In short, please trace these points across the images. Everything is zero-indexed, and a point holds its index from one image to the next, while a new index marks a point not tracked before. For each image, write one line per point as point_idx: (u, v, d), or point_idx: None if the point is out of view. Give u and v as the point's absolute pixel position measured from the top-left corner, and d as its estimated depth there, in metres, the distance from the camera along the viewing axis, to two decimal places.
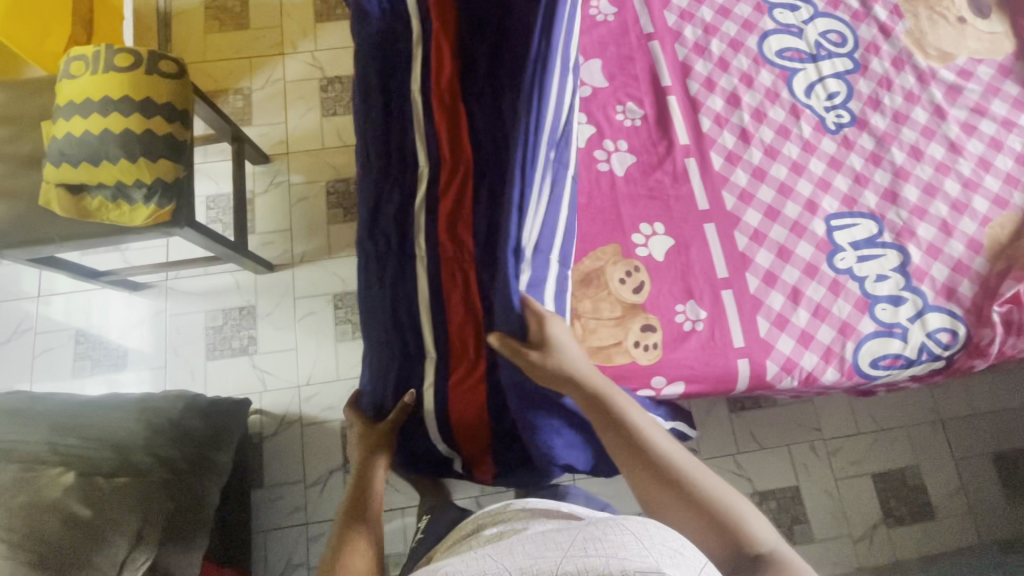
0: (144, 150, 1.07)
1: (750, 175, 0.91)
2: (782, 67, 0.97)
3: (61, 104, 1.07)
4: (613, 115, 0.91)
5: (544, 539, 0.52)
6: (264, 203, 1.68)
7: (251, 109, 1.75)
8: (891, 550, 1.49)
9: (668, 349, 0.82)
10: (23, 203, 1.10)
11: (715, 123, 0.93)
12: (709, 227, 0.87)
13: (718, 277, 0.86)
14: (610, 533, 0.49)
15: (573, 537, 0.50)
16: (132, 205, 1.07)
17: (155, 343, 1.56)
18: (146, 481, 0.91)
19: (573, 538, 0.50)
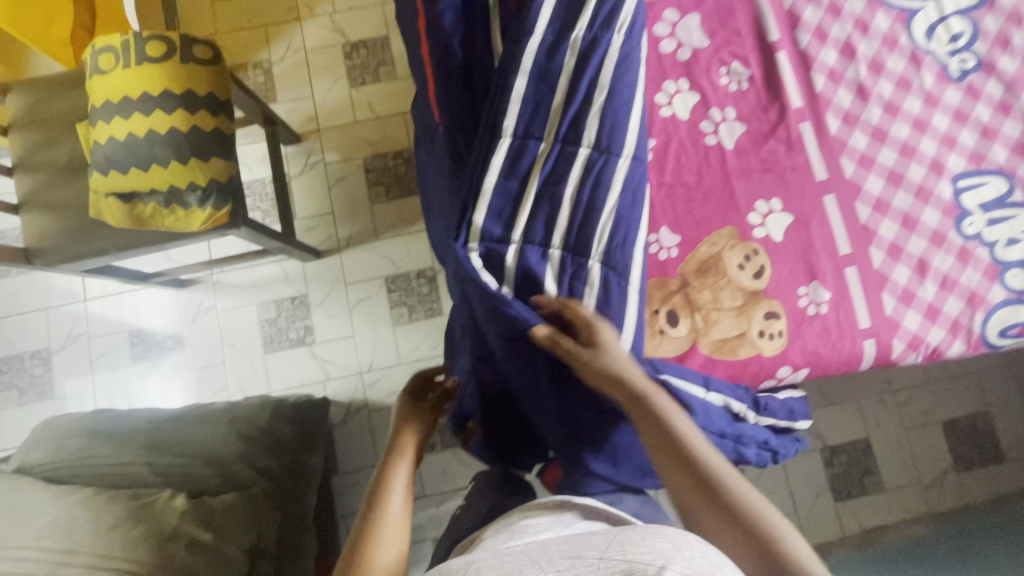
0: (194, 149, 0.99)
1: (869, 137, 0.83)
2: (899, 7, 0.86)
3: (98, 105, 0.99)
4: (717, 80, 0.82)
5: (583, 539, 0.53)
6: (301, 185, 1.60)
7: (274, 84, 1.64)
8: (962, 494, 1.51)
9: (793, 335, 0.77)
10: (72, 214, 1.03)
11: (829, 80, 0.83)
12: (829, 199, 0.80)
13: (840, 254, 0.80)
14: (647, 542, 0.50)
15: (610, 539, 0.52)
16: (188, 210, 0.99)
17: (211, 339, 1.54)
18: (253, 494, 0.90)
19: (612, 540, 0.52)
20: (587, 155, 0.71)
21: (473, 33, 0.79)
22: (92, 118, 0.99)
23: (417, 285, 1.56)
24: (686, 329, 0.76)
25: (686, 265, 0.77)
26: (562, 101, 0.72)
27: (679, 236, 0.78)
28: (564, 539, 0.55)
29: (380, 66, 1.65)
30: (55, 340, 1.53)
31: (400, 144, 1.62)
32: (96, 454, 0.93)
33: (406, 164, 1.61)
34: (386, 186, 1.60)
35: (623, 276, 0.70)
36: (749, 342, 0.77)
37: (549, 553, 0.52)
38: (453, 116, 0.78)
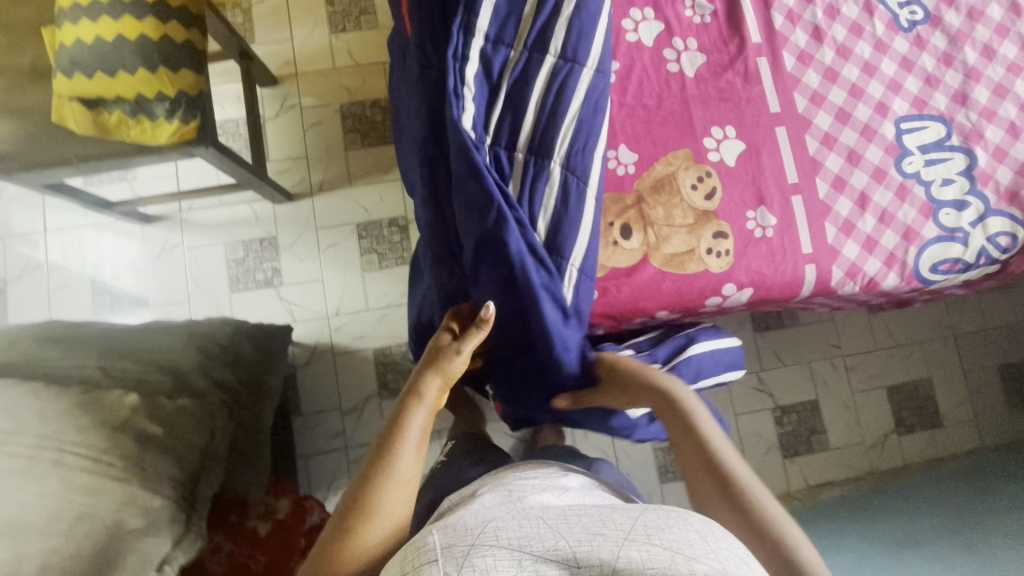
0: (163, 58, 0.98)
1: (822, 76, 0.87)
2: None
3: (65, 8, 0.97)
4: (682, 12, 0.86)
5: (604, 515, 0.58)
6: (275, 128, 1.58)
7: (252, 25, 1.62)
8: (901, 455, 1.59)
9: (739, 255, 0.81)
10: (33, 121, 1.01)
11: (788, 20, 0.88)
12: (780, 130, 0.85)
13: (788, 183, 0.84)
14: (674, 529, 0.56)
15: (634, 520, 0.58)
16: (154, 122, 0.99)
17: (175, 276, 1.52)
18: (208, 402, 0.90)
19: (636, 521, 0.57)
20: (553, 63, 0.75)
21: None
22: (58, 20, 0.97)
23: (388, 233, 1.57)
24: (639, 243, 0.79)
25: (641, 182, 0.80)
26: (533, 8, 0.75)
27: (637, 155, 0.81)
28: (582, 511, 0.59)
29: (361, 14, 1.64)
30: (13, 272, 1.50)
31: (378, 93, 1.62)
32: (47, 357, 0.92)
33: (383, 113, 1.62)
34: (362, 133, 1.60)
35: (582, 179, 0.75)
36: (698, 261, 0.80)
37: (572, 524, 0.57)
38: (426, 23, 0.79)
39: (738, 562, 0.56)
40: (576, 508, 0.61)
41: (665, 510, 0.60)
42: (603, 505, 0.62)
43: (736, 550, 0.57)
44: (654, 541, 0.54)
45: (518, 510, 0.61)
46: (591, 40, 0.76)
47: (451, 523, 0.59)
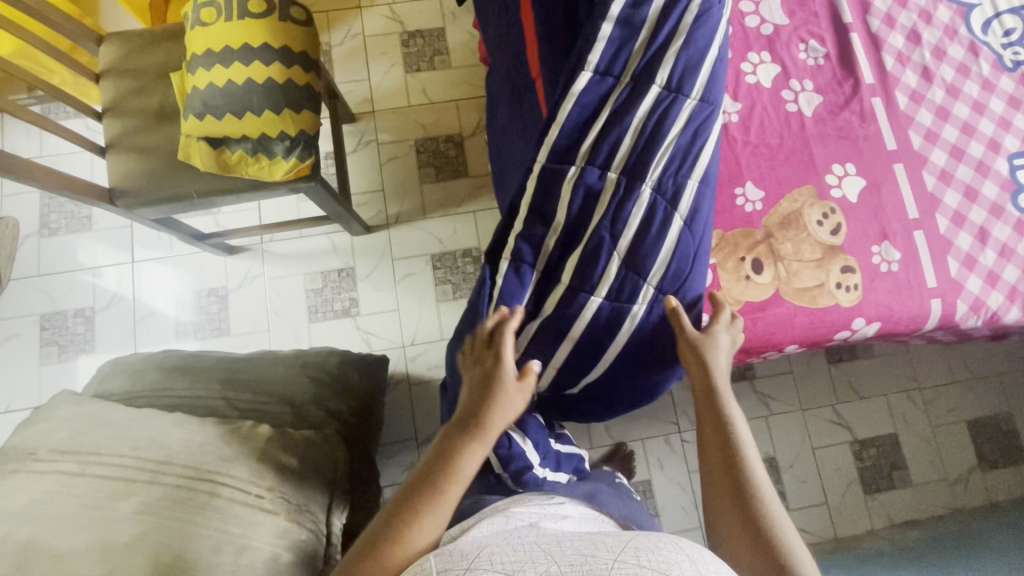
0: (287, 101, 1.03)
1: (934, 114, 0.90)
2: (958, 3, 0.94)
3: (198, 54, 1.02)
4: (797, 54, 0.89)
5: (594, 539, 0.55)
6: (354, 163, 1.64)
7: (334, 66, 1.70)
8: (986, 492, 1.54)
9: (867, 289, 0.82)
10: (159, 158, 1.07)
11: (897, 62, 0.91)
12: (898, 167, 0.86)
13: (909, 219, 0.86)
14: (664, 551, 0.53)
15: (624, 543, 0.55)
16: (272, 159, 1.03)
17: (256, 306, 1.55)
18: (329, 433, 0.92)
19: (625, 544, 0.54)
20: (657, 93, 0.75)
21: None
22: (190, 65, 1.02)
23: (462, 263, 1.59)
24: (770, 277, 0.80)
25: (769, 218, 0.82)
26: (647, 38, 0.76)
27: (763, 192, 0.83)
28: (575, 538, 0.56)
29: (435, 55, 1.72)
30: (100, 299, 1.54)
31: (451, 129, 1.67)
32: (173, 386, 0.94)
33: (456, 148, 1.66)
34: (437, 167, 1.65)
35: (672, 202, 0.74)
36: (829, 295, 0.81)
37: (565, 547, 0.53)
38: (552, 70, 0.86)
39: None
40: (571, 535, 0.57)
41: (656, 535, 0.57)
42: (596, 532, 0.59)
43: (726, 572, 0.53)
44: (643, 562, 0.51)
45: (515, 538, 0.58)
46: (700, 70, 0.75)
47: (448, 547, 0.56)
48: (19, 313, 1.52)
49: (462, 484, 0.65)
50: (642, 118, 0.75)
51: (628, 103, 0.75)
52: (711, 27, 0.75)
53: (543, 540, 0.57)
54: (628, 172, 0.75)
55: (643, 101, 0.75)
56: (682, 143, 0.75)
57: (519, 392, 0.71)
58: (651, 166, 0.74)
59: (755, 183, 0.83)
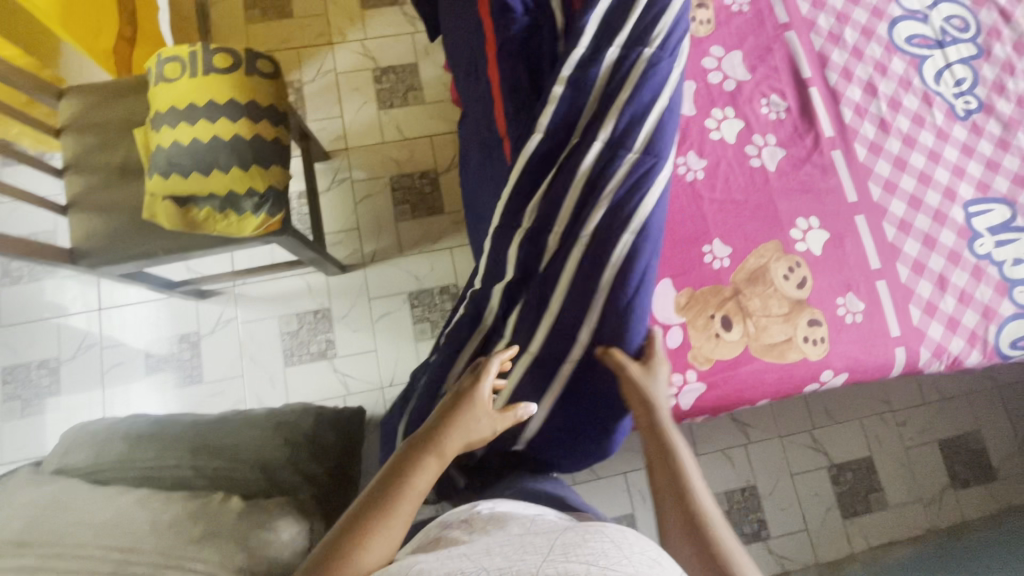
0: (255, 157, 1.01)
1: (892, 165, 0.92)
2: (912, 54, 0.97)
3: (161, 112, 1.00)
4: (758, 109, 0.91)
5: (523, 542, 0.57)
6: (328, 201, 1.63)
7: (306, 103, 1.69)
8: (959, 511, 1.58)
9: (834, 341, 0.84)
10: (123, 216, 1.04)
11: (855, 114, 0.93)
12: (860, 218, 0.89)
13: (872, 269, 0.88)
14: (593, 543, 0.56)
15: (552, 541, 0.57)
16: (241, 215, 1.02)
17: (229, 351, 1.52)
18: (303, 499, 0.90)
19: (553, 542, 0.57)
20: (599, 148, 0.73)
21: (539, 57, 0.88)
22: (153, 123, 1.00)
23: (440, 300, 1.59)
24: (739, 334, 0.81)
25: (737, 274, 0.83)
26: (593, 95, 0.75)
27: (731, 248, 0.84)
28: (504, 542, 0.58)
29: (408, 90, 1.72)
30: (66, 350, 1.49)
31: (427, 165, 1.67)
32: (141, 457, 0.91)
33: (432, 184, 1.66)
34: (413, 204, 1.64)
35: (601, 260, 0.72)
36: (797, 349, 0.82)
37: (494, 555, 0.55)
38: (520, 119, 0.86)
39: (659, 566, 0.56)
40: (503, 541, 0.59)
41: (582, 529, 0.60)
42: (523, 534, 0.61)
43: (649, 553, 0.57)
44: (571, 558, 0.53)
45: (446, 552, 0.58)
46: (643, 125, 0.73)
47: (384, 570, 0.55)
48: None
49: (415, 501, 0.65)
50: (582, 172, 0.74)
51: (573, 158, 0.75)
52: (659, 81, 0.73)
53: (474, 549, 0.58)
54: (567, 228, 0.76)
55: (584, 156, 0.74)
56: (617, 199, 0.72)
57: (482, 412, 0.72)
58: (586, 223, 0.73)
59: (722, 240, 0.84)
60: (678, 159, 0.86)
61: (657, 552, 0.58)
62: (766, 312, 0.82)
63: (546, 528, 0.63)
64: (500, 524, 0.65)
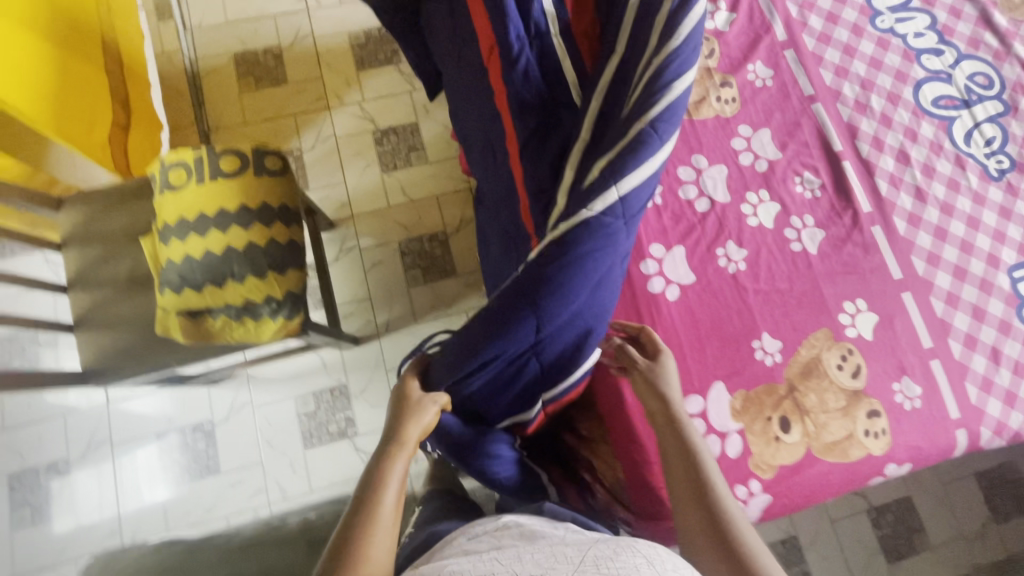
0: (271, 263, 0.97)
1: (933, 236, 0.89)
2: (940, 116, 0.95)
3: (169, 223, 0.96)
4: (793, 188, 0.88)
5: (552, 552, 0.54)
6: (337, 272, 1.58)
7: (307, 172, 1.65)
8: (1004, 545, 1.54)
9: (895, 431, 0.80)
10: (135, 331, 0.99)
11: (891, 185, 0.90)
12: (907, 295, 0.86)
13: (924, 348, 0.85)
14: (622, 557, 0.51)
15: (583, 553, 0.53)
16: (259, 321, 0.97)
17: (246, 438, 1.46)
18: None
19: (584, 554, 0.53)
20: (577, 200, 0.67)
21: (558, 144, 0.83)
22: (162, 236, 0.96)
23: None
24: (799, 435, 0.77)
25: (790, 369, 0.80)
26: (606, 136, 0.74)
27: (780, 341, 0.81)
28: (534, 554, 0.55)
29: (411, 151, 1.68)
30: (74, 450, 1.43)
31: (435, 227, 1.63)
32: None
33: (442, 246, 1.62)
34: (424, 269, 1.60)
35: (498, 303, 0.68)
36: (859, 445, 0.79)
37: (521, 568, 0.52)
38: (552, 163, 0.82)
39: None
40: (528, 548, 0.56)
41: (616, 540, 0.55)
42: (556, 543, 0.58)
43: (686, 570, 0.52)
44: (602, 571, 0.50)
45: (472, 561, 0.55)
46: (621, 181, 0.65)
47: None
48: None
49: (392, 507, 0.67)
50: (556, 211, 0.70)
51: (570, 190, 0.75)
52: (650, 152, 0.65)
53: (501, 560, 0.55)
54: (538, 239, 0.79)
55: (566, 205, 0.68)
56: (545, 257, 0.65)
57: (430, 404, 0.76)
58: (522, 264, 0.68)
59: (770, 334, 0.81)
60: (717, 250, 0.83)
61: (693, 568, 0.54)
62: (824, 408, 0.79)
63: (575, 539, 0.59)
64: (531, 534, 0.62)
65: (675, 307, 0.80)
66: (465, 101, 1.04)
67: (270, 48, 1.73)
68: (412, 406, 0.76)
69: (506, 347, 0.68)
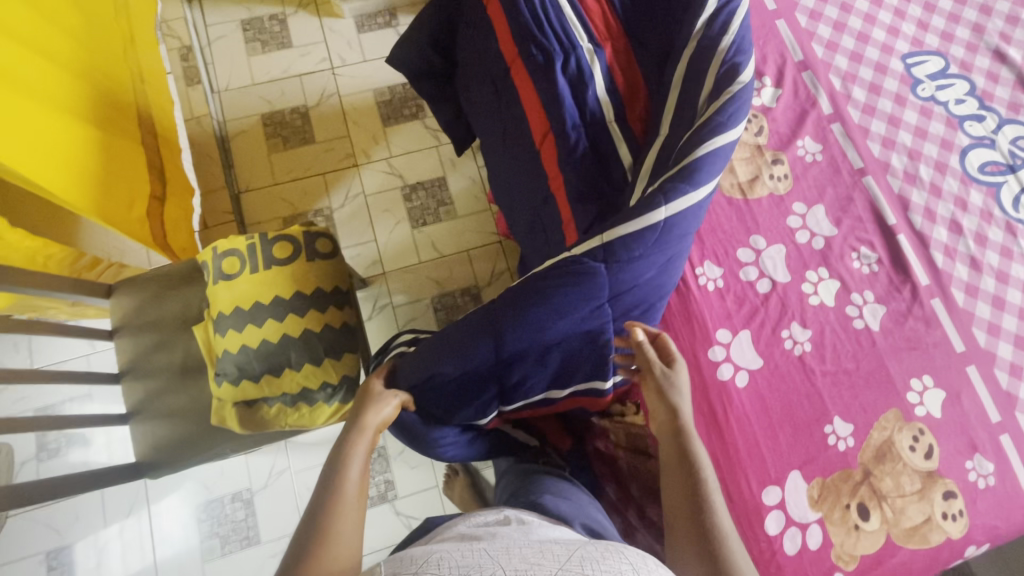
0: (327, 349, 0.97)
1: (991, 305, 0.89)
2: (987, 183, 0.95)
3: (225, 313, 0.95)
4: (850, 264, 0.88)
5: (542, 549, 0.55)
6: (371, 330, 1.58)
7: (337, 230, 1.66)
8: None
9: (972, 512, 0.79)
10: (190, 420, 0.99)
11: (946, 256, 0.91)
12: (972, 369, 0.85)
13: (992, 422, 0.84)
14: (609, 561, 0.53)
15: (571, 553, 0.55)
16: (313, 406, 0.97)
17: (285, 505, 1.44)
18: None
19: (572, 554, 0.55)
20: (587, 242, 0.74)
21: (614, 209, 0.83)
22: (217, 326, 0.95)
23: None
24: (878, 522, 0.77)
25: (864, 453, 0.79)
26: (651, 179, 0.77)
27: (852, 425, 0.80)
28: (525, 546, 0.56)
29: (440, 205, 1.69)
30: (113, 523, 1.41)
31: (466, 282, 1.64)
32: None
33: (475, 300, 1.62)
34: None
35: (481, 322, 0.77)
36: (939, 530, 0.78)
37: (514, 555, 0.53)
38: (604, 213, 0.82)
39: None
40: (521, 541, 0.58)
41: (603, 544, 0.58)
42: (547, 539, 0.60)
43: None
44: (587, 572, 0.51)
45: (468, 544, 0.56)
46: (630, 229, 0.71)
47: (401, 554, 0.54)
48: (22, 553, 1.38)
49: (356, 494, 0.70)
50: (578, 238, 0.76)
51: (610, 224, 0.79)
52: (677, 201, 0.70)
53: (495, 545, 0.56)
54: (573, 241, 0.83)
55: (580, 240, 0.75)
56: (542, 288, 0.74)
57: (390, 397, 0.81)
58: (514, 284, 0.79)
59: (841, 418, 0.80)
60: (783, 332, 0.83)
61: None
62: (901, 493, 0.78)
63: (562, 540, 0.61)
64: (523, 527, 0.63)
65: (745, 394, 0.80)
66: (510, 177, 1.05)
67: (297, 107, 1.75)
68: (374, 397, 0.82)
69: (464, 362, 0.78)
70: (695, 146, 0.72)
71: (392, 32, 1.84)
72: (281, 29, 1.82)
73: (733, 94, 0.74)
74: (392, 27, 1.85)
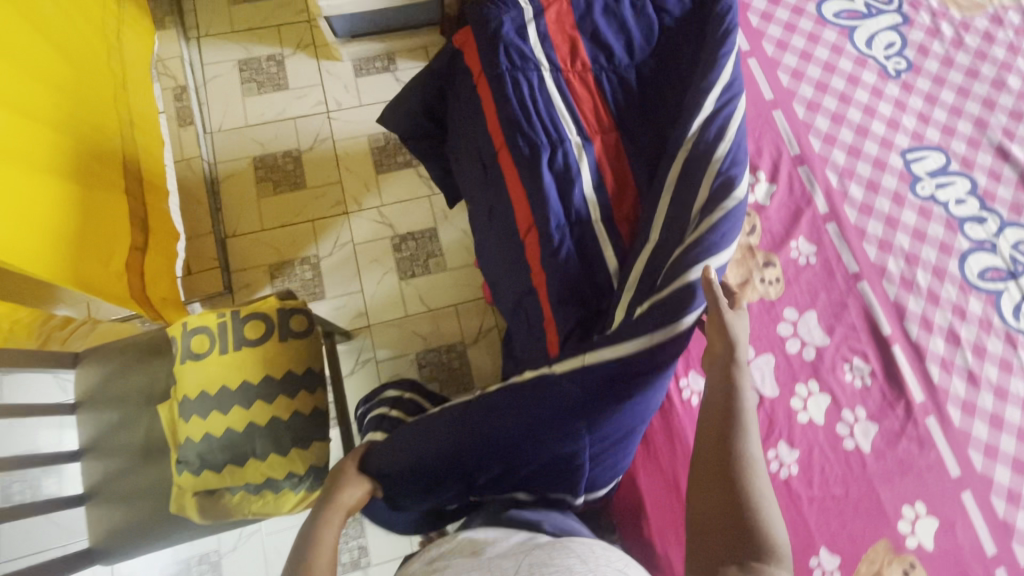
0: (295, 438, 0.93)
1: (989, 424, 0.84)
2: (987, 290, 0.91)
3: (189, 398, 0.91)
4: (842, 377, 0.84)
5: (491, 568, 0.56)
6: (353, 386, 1.54)
7: (323, 279, 1.62)
8: None
9: None
10: (148, 505, 0.94)
11: (942, 369, 0.87)
12: (967, 496, 0.80)
13: (987, 555, 0.78)
14: (556, 560, 0.55)
15: (520, 561, 0.56)
16: (279, 493, 0.93)
17: (253, 569, 1.39)
18: None
19: (521, 562, 0.56)
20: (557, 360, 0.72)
21: (597, 311, 0.80)
22: (180, 411, 0.91)
23: None
24: None
25: None
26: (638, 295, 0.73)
27: (839, 556, 0.76)
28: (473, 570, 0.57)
29: (429, 257, 1.66)
30: None
31: (453, 337, 1.60)
32: None
33: (460, 358, 1.59)
34: (442, 382, 1.56)
35: (445, 422, 0.74)
36: None
37: None
38: (592, 321, 0.80)
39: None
40: (470, 563, 0.58)
41: (553, 545, 0.59)
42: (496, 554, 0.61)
43: (619, 561, 0.56)
44: None
45: None
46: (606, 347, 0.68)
47: None
48: None
49: None
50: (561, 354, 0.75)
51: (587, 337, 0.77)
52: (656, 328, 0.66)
53: None
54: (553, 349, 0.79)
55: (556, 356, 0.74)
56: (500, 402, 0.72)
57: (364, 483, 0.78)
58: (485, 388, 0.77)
59: (826, 550, 0.76)
60: (768, 453, 0.80)
61: (627, 560, 0.57)
62: None
63: (514, 547, 0.62)
64: (474, 540, 0.64)
65: None
66: (493, 259, 1.02)
67: (289, 151, 1.73)
68: (347, 478, 0.79)
69: (423, 460, 0.74)
70: (685, 267, 0.68)
71: (389, 77, 1.83)
72: (278, 70, 1.80)
73: (726, 211, 0.70)
74: (389, 72, 1.83)
